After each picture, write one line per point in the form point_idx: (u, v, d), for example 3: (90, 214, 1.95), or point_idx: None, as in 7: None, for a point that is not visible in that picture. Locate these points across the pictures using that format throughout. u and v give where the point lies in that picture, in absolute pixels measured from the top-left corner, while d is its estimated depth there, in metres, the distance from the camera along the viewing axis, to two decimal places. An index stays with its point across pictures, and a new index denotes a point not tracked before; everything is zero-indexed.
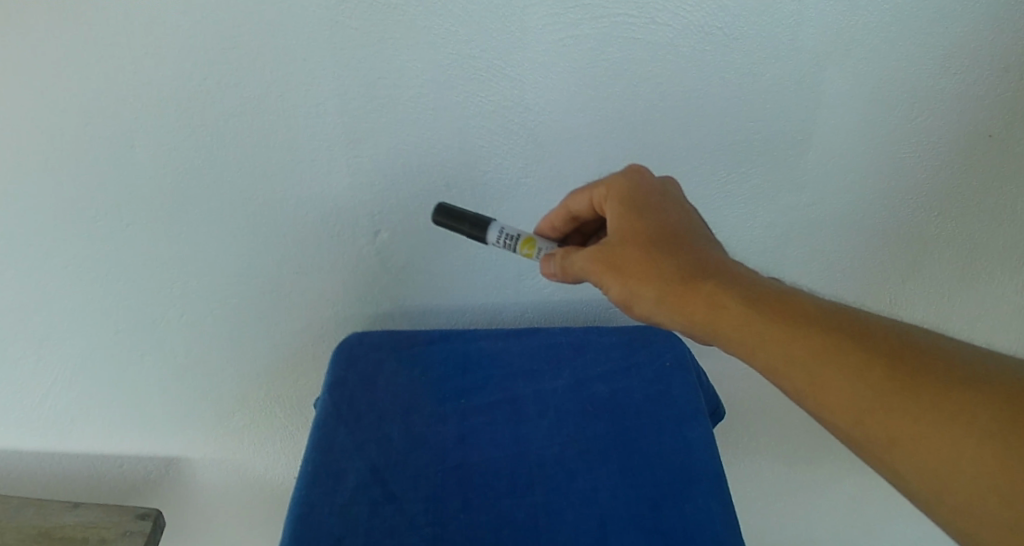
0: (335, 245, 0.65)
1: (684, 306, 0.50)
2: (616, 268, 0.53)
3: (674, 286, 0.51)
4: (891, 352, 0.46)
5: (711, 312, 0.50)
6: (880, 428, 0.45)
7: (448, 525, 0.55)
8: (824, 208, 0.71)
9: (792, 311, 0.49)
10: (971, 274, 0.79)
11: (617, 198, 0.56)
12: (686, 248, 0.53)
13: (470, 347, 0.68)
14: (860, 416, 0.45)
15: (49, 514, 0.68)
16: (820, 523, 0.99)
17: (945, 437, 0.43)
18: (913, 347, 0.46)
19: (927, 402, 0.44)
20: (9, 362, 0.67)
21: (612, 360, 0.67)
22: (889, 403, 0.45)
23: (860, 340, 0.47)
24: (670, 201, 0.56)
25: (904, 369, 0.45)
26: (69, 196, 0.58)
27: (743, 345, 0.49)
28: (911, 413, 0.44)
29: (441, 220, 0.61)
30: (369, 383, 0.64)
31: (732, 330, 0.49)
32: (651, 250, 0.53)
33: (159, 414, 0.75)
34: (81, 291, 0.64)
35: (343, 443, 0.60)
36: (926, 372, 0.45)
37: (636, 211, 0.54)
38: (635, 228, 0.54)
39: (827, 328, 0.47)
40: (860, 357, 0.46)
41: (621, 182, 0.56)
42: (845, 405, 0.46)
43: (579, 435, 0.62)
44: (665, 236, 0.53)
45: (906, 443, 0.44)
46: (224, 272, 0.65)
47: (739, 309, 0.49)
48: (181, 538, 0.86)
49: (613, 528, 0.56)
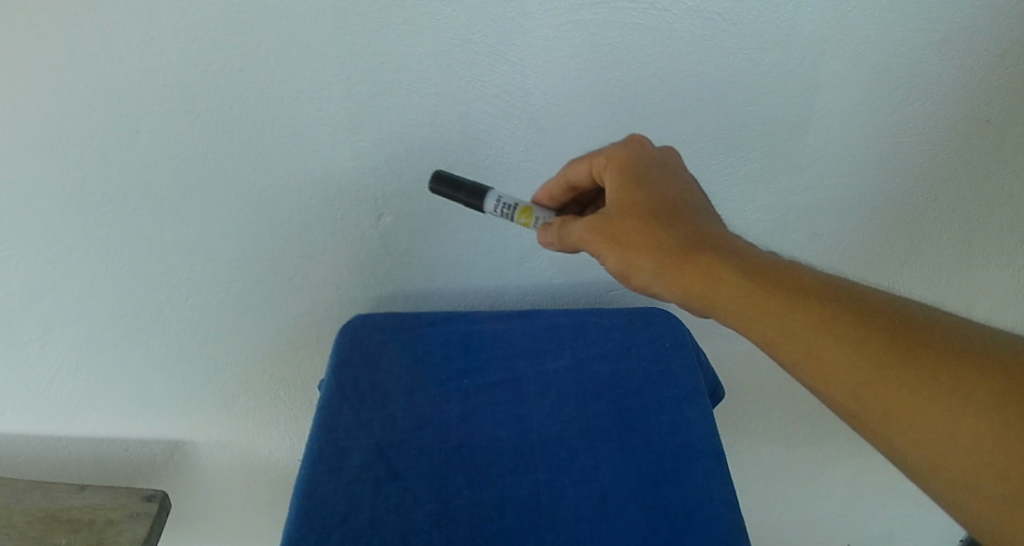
0: (338, 228, 0.66)
1: (683, 277, 0.51)
2: (615, 239, 0.54)
3: (673, 257, 0.52)
4: (889, 325, 0.46)
5: (708, 282, 0.50)
6: (875, 399, 0.46)
7: (452, 502, 0.56)
8: (823, 191, 0.72)
9: (788, 281, 0.50)
10: (969, 258, 0.80)
11: (617, 170, 0.56)
12: (685, 220, 0.54)
13: (472, 328, 0.68)
14: (856, 387, 0.46)
15: (57, 497, 0.69)
16: (817, 505, 1.00)
17: (938, 410, 0.44)
18: (911, 321, 0.47)
19: (922, 375, 0.44)
20: (16, 345, 0.67)
21: (612, 341, 0.68)
22: (884, 373, 0.45)
23: (855, 311, 0.47)
24: (671, 175, 0.56)
25: (899, 339, 0.46)
26: (75, 180, 0.59)
27: (741, 316, 0.50)
28: (906, 385, 0.45)
29: (438, 189, 0.61)
30: (372, 364, 0.65)
31: (730, 301, 0.50)
32: (651, 222, 0.53)
33: (164, 397, 0.75)
34: (86, 274, 0.64)
35: (348, 422, 0.60)
36: (923, 346, 0.45)
37: (636, 183, 0.55)
38: (635, 200, 0.54)
39: (824, 299, 0.48)
40: (856, 329, 0.47)
41: (622, 153, 0.57)
42: (839, 373, 0.46)
43: (580, 413, 0.63)
44: (665, 209, 0.54)
45: (901, 413, 0.45)
46: (229, 256, 0.66)
47: (737, 279, 0.50)
48: (187, 520, 0.87)
49: (613, 504, 0.56)
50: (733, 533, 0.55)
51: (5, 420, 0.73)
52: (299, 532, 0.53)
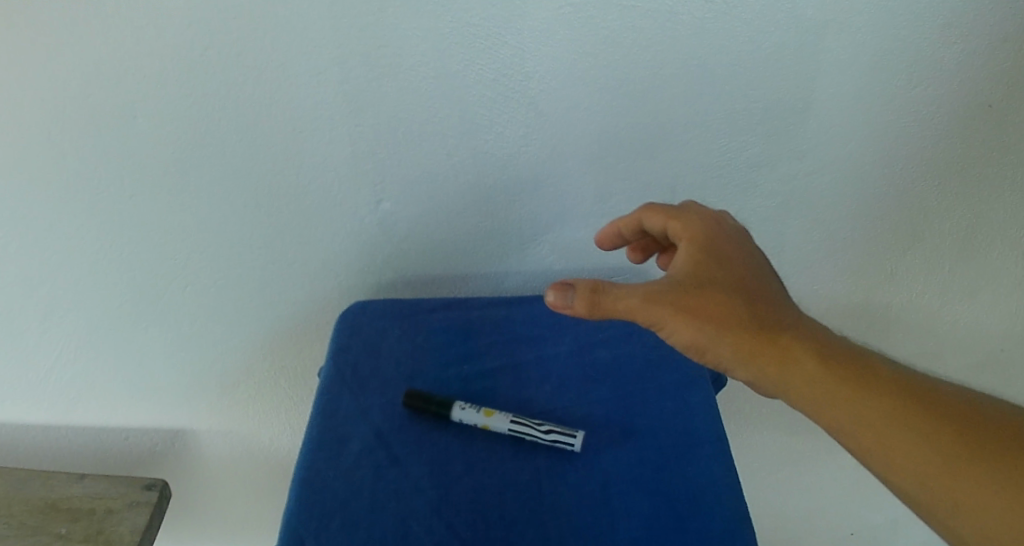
0: (337, 215, 0.66)
1: (761, 357, 0.54)
2: (688, 311, 0.54)
3: (754, 338, 0.54)
4: (955, 424, 0.51)
5: (785, 366, 0.54)
6: (944, 490, 0.49)
7: (454, 488, 0.55)
8: (824, 176, 0.71)
9: (867, 380, 0.53)
10: (969, 246, 0.79)
11: (696, 242, 0.58)
12: (766, 304, 0.56)
13: (473, 314, 0.67)
14: (925, 480, 0.50)
15: (55, 486, 0.69)
16: (820, 491, 1.00)
17: (995, 494, 0.48)
18: (969, 409, 0.52)
19: (983, 468, 0.49)
20: (15, 332, 0.67)
21: (614, 326, 0.68)
22: (953, 468, 0.49)
23: (925, 408, 0.51)
24: (746, 246, 0.59)
25: (967, 432, 0.50)
26: (71, 167, 0.58)
27: (818, 401, 0.53)
28: (971, 482, 0.49)
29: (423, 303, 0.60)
30: (373, 349, 0.64)
31: (807, 387, 0.53)
32: (734, 299, 0.55)
33: (164, 386, 0.75)
34: (85, 261, 0.64)
35: (347, 408, 0.60)
36: (985, 440, 0.50)
37: (716, 262, 0.57)
38: (715, 276, 0.56)
39: (892, 392, 0.52)
40: (926, 427, 0.51)
41: (705, 224, 0.59)
42: (911, 465, 0.50)
43: (582, 398, 0.62)
44: (746, 290, 0.56)
45: (965, 503, 0.49)
46: (228, 244, 0.65)
47: (813, 365, 0.53)
48: (187, 508, 0.87)
49: (616, 489, 0.56)
50: (736, 520, 0.54)
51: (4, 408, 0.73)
52: (299, 518, 0.53)
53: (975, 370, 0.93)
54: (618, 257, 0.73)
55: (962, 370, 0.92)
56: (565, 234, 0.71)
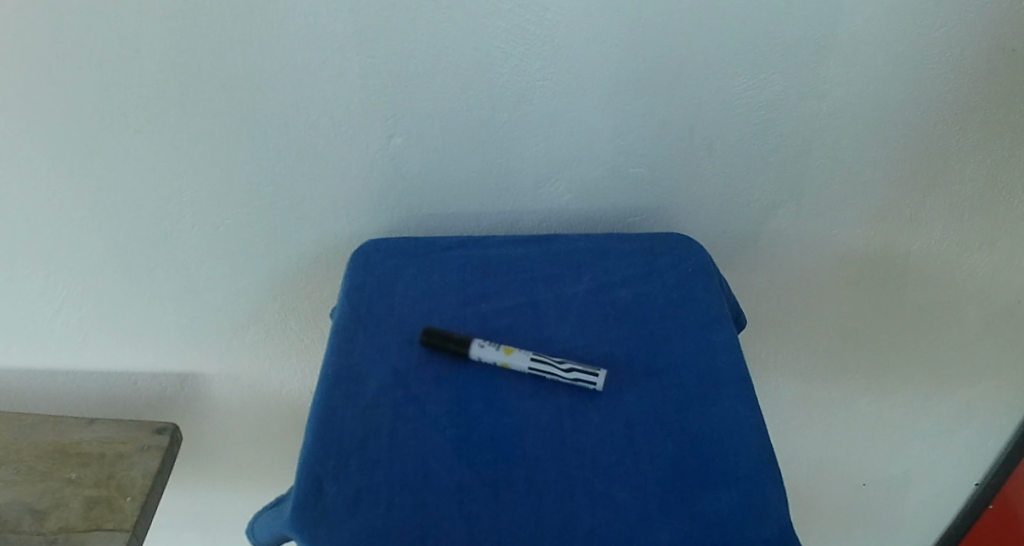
0: (349, 151, 0.63)
1: None
2: None
3: None
4: None
5: None
6: None
7: (474, 428, 0.54)
8: (847, 120, 0.68)
9: None
10: (994, 193, 0.76)
11: None
12: None
13: (490, 253, 0.66)
14: None
15: (63, 431, 0.72)
16: (833, 435, 1.00)
17: None
18: None
19: None
20: (23, 270, 0.68)
21: (633, 266, 0.66)
22: None
23: None
24: None
25: None
26: (73, 99, 0.57)
27: None
28: None
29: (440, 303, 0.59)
30: (388, 288, 0.63)
31: None
32: None
33: (173, 330, 0.74)
34: (92, 197, 0.64)
35: (363, 347, 0.58)
36: None
37: None
38: None
39: None
40: None
41: None
42: None
43: (602, 337, 0.60)
44: None
45: None
46: (235, 181, 0.64)
47: None
48: (202, 453, 0.87)
49: (640, 429, 0.55)
50: (762, 460, 0.53)
51: (17, 347, 0.74)
52: (318, 457, 0.51)
53: (994, 322, 0.88)
54: (637, 196, 0.71)
55: (980, 321, 0.88)
56: (580, 173, 0.69)
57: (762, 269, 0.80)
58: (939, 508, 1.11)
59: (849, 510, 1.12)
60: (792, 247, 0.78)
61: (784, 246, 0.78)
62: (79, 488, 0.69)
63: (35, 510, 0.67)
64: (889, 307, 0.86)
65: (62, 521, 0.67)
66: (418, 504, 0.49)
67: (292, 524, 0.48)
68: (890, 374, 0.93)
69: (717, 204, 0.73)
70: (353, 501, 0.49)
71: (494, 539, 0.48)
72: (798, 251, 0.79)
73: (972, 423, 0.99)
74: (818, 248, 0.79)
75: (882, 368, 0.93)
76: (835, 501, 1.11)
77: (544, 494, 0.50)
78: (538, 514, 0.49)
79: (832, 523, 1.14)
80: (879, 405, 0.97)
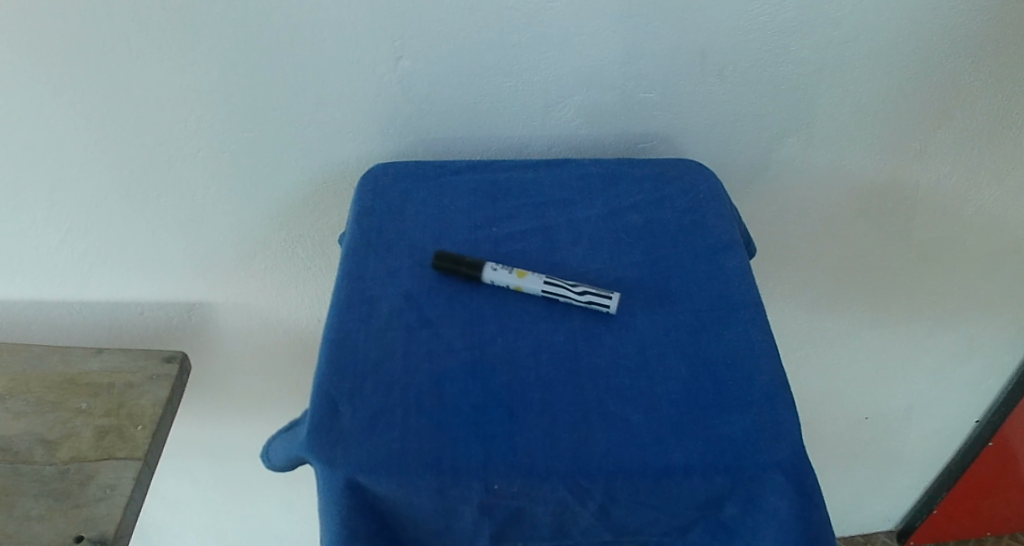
0: (355, 74, 0.62)
1: None
2: None
3: None
4: None
5: None
6: None
7: (487, 349, 0.53)
8: (863, 47, 0.66)
9: None
10: (1010, 124, 0.74)
11: None
12: None
13: (499, 177, 0.66)
14: None
15: (72, 362, 0.74)
16: (836, 368, 1.01)
17: None
18: None
19: None
20: (27, 201, 0.67)
21: (645, 191, 0.65)
22: None
23: None
24: None
25: None
26: (68, 24, 0.55)
27: None
28: None
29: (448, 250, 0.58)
30: (398, 212, 0.62)
31: None
32: None
33: (179, 258, 0.74)
34: (92, 127, 0.62)
35: (374, 271, 0.58)
36: None
37: None
38: None
39: None
40: None
41: None
42: None
43: (615, 260, 0.60)
44: None
45: None
46: (238, 106, 0.63)
47: None
48: (213, 385, 0.88)
49: (654, 352, 0.53)
50: (776, 385, 0.51)
51: (24, 279, 0.74)
52: (332, 380, 0.51)
53: (1001, 255, 0.88)
54: (648, 123, 0.70)
55: (988, 254, 0.87)
56: (590, 97, 0.67)
57: (772, 199, 0.79)
58: (939, 439, 1.13)
59: (852, 444, 1.14)
60: (802, 177, 0.77)
61: (794, 175, 0.77)
62: (91, 418, 0.70)
63: (48, 440, 0.68)
64: (897, 240, 0.85)
65: (74, 450, 0.68)
66: (432, 426, 0.49)
67: (309, 445, 0.48)
68: (894, 306, 0.94)
69: (729, 132, 0.72)
70: (368, 425, 0.49)
71: (510, 459, 0.47)
72: (809, 181, 0.78)
73: (973, 353, 1.00)
74: (827, 178, 0.78)
75: (888, 301, 0.93)
76: (837, 435, 1.12)
77: (559, 416, 0.50)
78: (552, 436, 0.49)
79: (834, 456, 1.16)
80: (883, 338, 0.98)
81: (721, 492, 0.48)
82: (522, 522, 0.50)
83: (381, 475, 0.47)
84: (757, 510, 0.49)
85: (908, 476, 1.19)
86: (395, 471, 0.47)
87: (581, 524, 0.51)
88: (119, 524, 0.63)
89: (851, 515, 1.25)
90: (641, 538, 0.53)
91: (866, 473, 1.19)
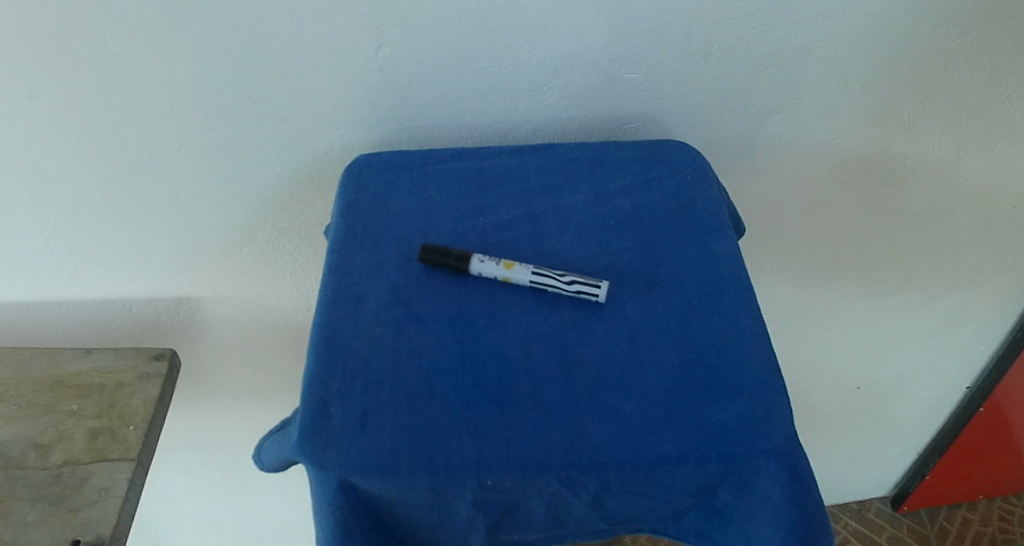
0: (335, 64, 0.61)
1: None
2: None
3: None
4: None
5: None
6: None
7: (477, 343, 0.53)
8: (852, 19, 0.65)
9: None
10: (998, 93, 0.73)
11: None
12: None
13: (484, 164, 0.65)
14: None
15: (63, 364, 0.73)
16: (827, 340, 1.01)
17: None
18: None
19: None
20: (8, 204, 0.66)
21: (631, 175, 0.64)
22: None
23: None
24: None
25: None
26: (39, 27, 0.54)
27: None
28: None
29: (432, 252, 0.58)
30: (383, 205, 0.61)
31: None
32: None
33: (165, 254, 0.73)
34: (72, 130, 0.61)
35: (361, 266, 0.57)
36: None
37: None
38: None
39: None
40: None
41: None
42: None
43: (603, 247, 0.59)
44: None
45: None
46: (217, 102, 0.61)
47: None
48: (206, 377, 0.87)
49: (644, 341, 0.53)
50: (767, 371, 0.51)
51: (10, 281, 0.73)
52: (321, 380, 0.50)
53: (989, 224, 0.88)
54: (634, 103, 0.69)
55: (976, 224, 0.87)
56: (574, 79, 0.66)
57: (762, 176, 0.79)
58: (931, 406, 1.14)
59: (845, 414, 1.15)
60: (790, 153, 0.77)
61: (783, 152, 0.76)
62: (81, 420, 0.70)
63: (39, 445, 0.68)
64: (886, 212, 0.85)
65: (67, 454, 0.68)
66: (425, 424, 0.48)
67: (300, 448, 0.47)
68: (884, 277, 0.94)
69: (715, 111, 0.71)
70: (359, 425, 0.48)
71: (502, 455, 0.47)
72: (797, 158, 0.77)
73: (963, 320, 1.01)
74: (816, 154, 0.77)
75: (878, 273, 0.93)
76: (831, 407, 1.13)
77: (550, 410, 0.49)
78: (545, 430, 0.48)
79: (828, 427, 1.17)
80: (874, 310, 0.98)
81: (714, 480, 0.48)
82: (518, 514, 0.51)
83: (374, 475, 0.46)
84: (751, 496, 0.49)
85: (902, 443, 1.20)
86: (389, 471, 0.46)
87: (576, 514, 0.51)
88: (115, 526, 0.64)
89: (845, 483, 1.27)
90: (636, 525, 0.53)
91: (860, 442, 1.20)
